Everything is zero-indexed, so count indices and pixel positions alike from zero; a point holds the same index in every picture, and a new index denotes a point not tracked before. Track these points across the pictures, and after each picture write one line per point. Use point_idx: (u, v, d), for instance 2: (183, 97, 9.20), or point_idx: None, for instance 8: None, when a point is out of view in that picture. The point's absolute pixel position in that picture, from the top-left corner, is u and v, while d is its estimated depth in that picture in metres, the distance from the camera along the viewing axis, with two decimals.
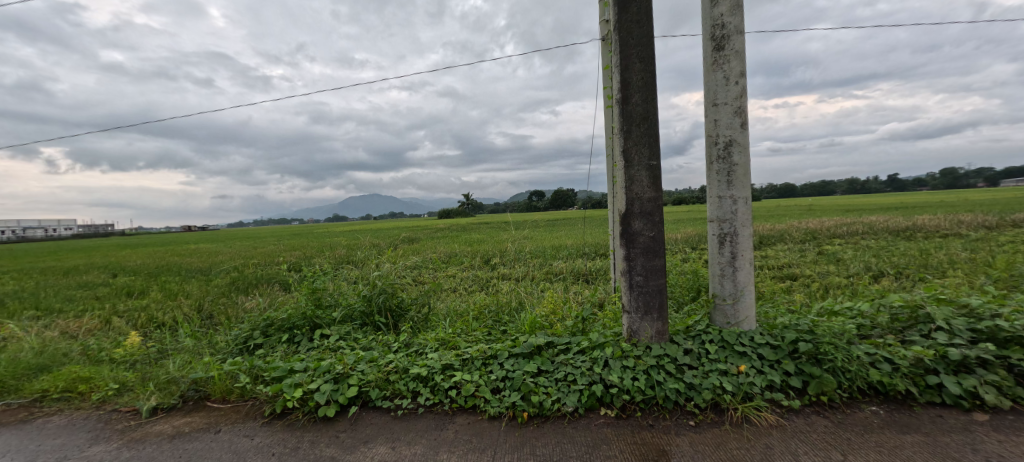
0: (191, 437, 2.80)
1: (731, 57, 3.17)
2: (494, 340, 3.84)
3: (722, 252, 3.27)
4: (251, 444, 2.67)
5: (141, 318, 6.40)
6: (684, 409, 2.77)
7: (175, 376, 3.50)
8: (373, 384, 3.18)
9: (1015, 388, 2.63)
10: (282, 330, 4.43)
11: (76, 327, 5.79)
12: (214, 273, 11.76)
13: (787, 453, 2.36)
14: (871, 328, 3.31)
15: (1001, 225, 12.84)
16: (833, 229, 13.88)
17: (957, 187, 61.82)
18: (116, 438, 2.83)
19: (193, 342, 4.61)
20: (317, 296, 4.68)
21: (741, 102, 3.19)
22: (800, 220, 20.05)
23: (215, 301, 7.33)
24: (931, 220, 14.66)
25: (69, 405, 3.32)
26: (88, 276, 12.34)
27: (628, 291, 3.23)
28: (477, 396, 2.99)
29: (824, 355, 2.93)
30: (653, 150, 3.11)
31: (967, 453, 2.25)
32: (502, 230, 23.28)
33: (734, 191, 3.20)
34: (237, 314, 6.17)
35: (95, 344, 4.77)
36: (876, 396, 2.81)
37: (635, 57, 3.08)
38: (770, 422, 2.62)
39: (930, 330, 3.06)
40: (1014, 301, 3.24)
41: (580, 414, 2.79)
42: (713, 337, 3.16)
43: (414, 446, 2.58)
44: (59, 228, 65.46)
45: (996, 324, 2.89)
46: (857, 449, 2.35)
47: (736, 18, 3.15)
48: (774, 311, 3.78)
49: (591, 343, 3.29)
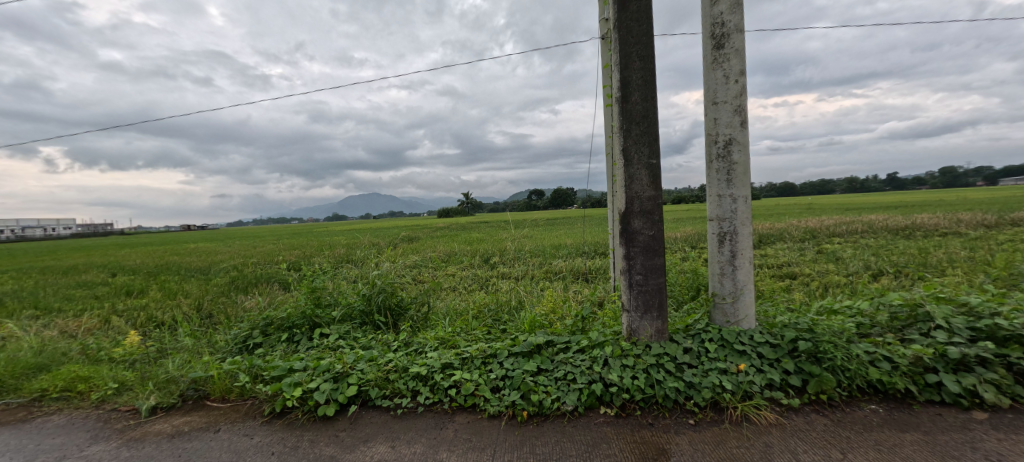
0: (190, 436, 2.80)
1: (731, 55, 3.16)
2: (493, 339, 3.83)
3: (722, 250, 3.27)
4: (251, 444, 2.67)
5: (140, 318, 6.39)
6: (683, 408, 2.77)
7: (174, 376, 3.50)
8: (372, 384, 3.17)
9: (1014, 386, 2.63)
10: (281, 329, 4.42)
11: (75, 326, 5.78)
12: (213, 272, 11.74)
13: (787, 452, 2.36)
14: (871, 326, 3.31)
15: (1000, 223, 12.84)
16: (833, 228, 13.88)
17: (956, 185, 61.84)
18: (115, 438, 2.83)
19: (192, 341, 4.61)
20: (316, 295, 4.67)
21: (741, 100, 3.18)
22: (800, 219, 20.04)
23: (214, 300, 7.32)
24: (930, 219, 14.68)
25: (69, 405, 3.31)
26: (87, 275, 12.33)
27: (628, 290, 3.23)
28: (476, 395, 2.99)
29: (824, 354, 2.94)
30: (653, 148, 3.10)
31: (967, 452, 2.25)
32: (502, 229, 23.30)
33: (733, 190, 3.20)
34: (236, 313, 6.15)
35: (94, 343, 4.76)
36: (875, 395, 2.82)
37: (634, 56, 3.08)
38: (769, 421, 2.62)
39: (929, 328, 3.06)
40: (1013, 300, 3.24)
41: (580, 413, 2.79)
42: (712, 335, 3.16)
43: (414, 445, 2.58)
44: (58, 227, 65.37)
45: (995, 322, 2.89)
46: (856, 448, 2.35)
47: (736, 16, 3.14)
48: (774, 309, 3.78)
49: (591, 342, 3.29)
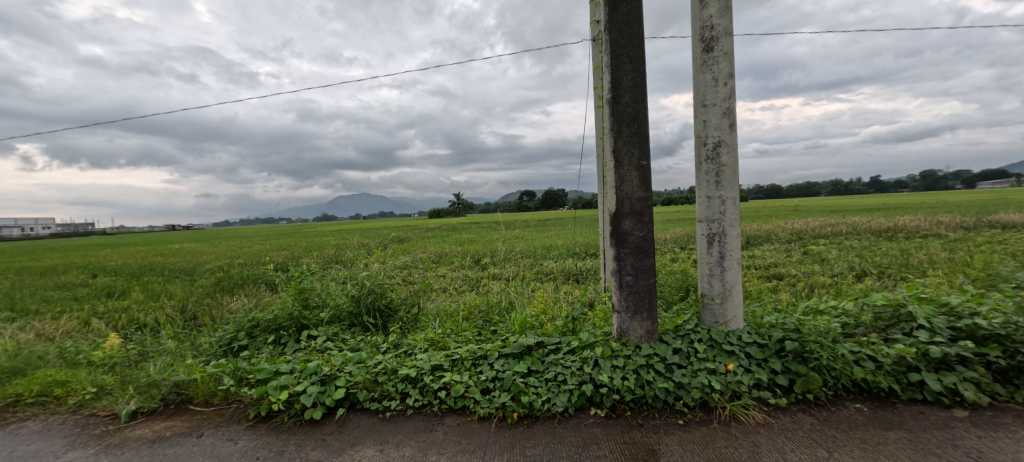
0: (172, 441, 2.73)
1: (719, 58, 3.19)
2: (484, 340, 3.84)
3: (710, 251, 3.29)
4: (235, 448, 2.62)
5: (122, 319, 6.25)
6: (672, 409, 2.79)
7: (156, 379, 3.41)
8: (361, 386, 3.13)
9: (993, 384, 2.70)
10: (267, 331, 4.37)
11: (52, 329, 5.63)
12: (199, 273, 11.53)
13: (774, 451, 2.38)
14: (855, 326, 3.35)
15: (977, 225, 13.24)
16: (817, 229, 14.21)
17: (936, 188, 63.64)
18: (93, 444, 2.75)
19: (176, 344, 4.51)
20: (304, 296, 4.60)
21: (729, 103, 3.21)
22: (785, 220, 20.29)
23: (200, 302, 7.19)
24: (910, 221, 15.05)
25: (44, 411, 3.21)
26: (66, 276, 11.99)
27: (619, 291, 3.24)
28: (466, 397, 2.97)
29: (810, 353, 2.97)
30: (643, 150, 3.12)
31: (948, 449, 2.29)
32: (494, 230, 23.09)
33: (722, 192, 3.23)
34: (222, 315, 6.06)
35: (73, 346, 4.62)
36: (860, 394, 2.86)
37: (625, 57, 3.09)
38: (757, 420, 2.65)
39: (912, 328, 3.12)
40: (992, 299, 3.31)
41: (570, 414, 2.78)
42: (701, 336, 3.17)
43: (403, 448, 2.55)
44: (36, 227, 63.69)
45: (975, 322, 2.94)
46: (842, 447, 2.38)
47: (726, 20, 3.17)
48: (761, 310, 3.82)
49: (582, 343, 3.28)
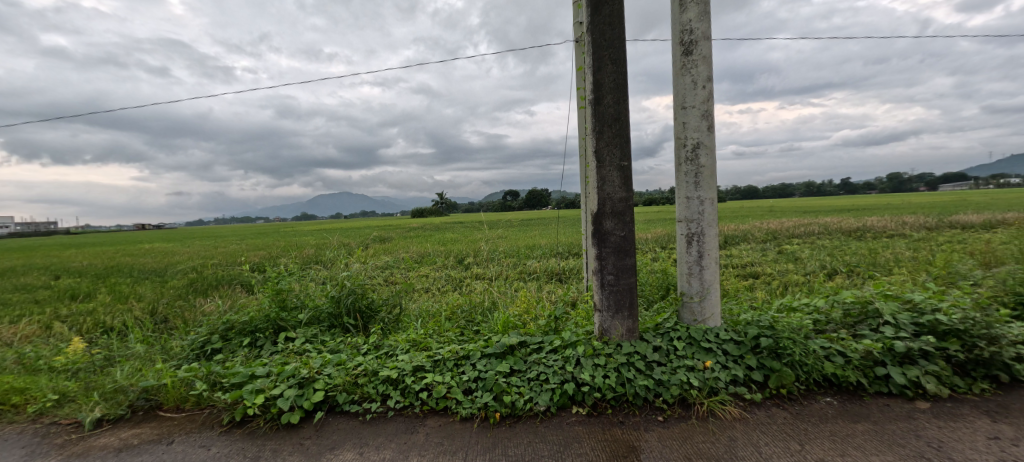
0: (140, 449, 2.63)
1: (698, 61, 3.25)
2: (467, 340, 3.82)
3: (689, 251, 3.35)
4: (208, 455, 2.54)
5: (87, 323, 5.99)
6: (652, 405, 2.83)
7: (123, 385, 3.28)
8: (340, 388, 3.08)
9: (953, 377, 2.83)
10: (243, 333, 4.25)
11: (10, 333, 5.35)
12: (170, 274, 11.12)
13: (749, 445, 2.44)
14: (826, 323, 3.46)
15: (939, 225, 13.85)
16: (791, 229, 14.64)
17: (902, 190, 66.34)
18: (55, 454, 2.63)
19: (145, 348, 4.35)
20: (282, 297, 4.50)
21: (707, 105, 3.27)
22: (761, 220, 20.84)
23: (171, 304, 6.94)
24: (878, 221, 15.65)
25: (1, 420, 3.05)
26: (26, 278, 11.39)
27: (600, 290, 3.27)
28: (448, 398, 2.95)
29: (784, 349, 3.05)
30: (624, 151, 3.15)
31: (911, 439, 2.39)
32: (477, 230, 22.98)
33: (700, 192, 3.29)
34: (195, 317, 5.87)
35: (33, 351, 4.41)
36: (831, 388, 2.96)
37: (607, 59, 3.12)
38: (733, 415, 2.71)
39: (879, 323, 3.25)
40: (952, 296, 3.47)
41: (552, 413, 2.80)
42: (681, 334, 3.23)
43: (383, 450, 2.52)
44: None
45: (936, 318, 3.08)
46: (812, 439, 2.45)
47: (704, 24, 3.23)
48: (738, 307, 3.91)
49: (563, 342, 3.30)
